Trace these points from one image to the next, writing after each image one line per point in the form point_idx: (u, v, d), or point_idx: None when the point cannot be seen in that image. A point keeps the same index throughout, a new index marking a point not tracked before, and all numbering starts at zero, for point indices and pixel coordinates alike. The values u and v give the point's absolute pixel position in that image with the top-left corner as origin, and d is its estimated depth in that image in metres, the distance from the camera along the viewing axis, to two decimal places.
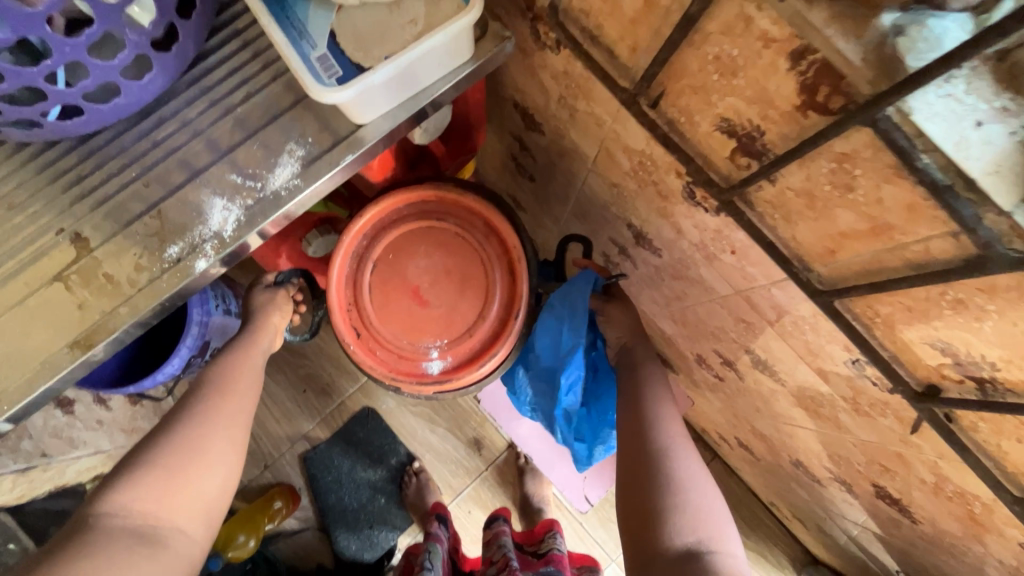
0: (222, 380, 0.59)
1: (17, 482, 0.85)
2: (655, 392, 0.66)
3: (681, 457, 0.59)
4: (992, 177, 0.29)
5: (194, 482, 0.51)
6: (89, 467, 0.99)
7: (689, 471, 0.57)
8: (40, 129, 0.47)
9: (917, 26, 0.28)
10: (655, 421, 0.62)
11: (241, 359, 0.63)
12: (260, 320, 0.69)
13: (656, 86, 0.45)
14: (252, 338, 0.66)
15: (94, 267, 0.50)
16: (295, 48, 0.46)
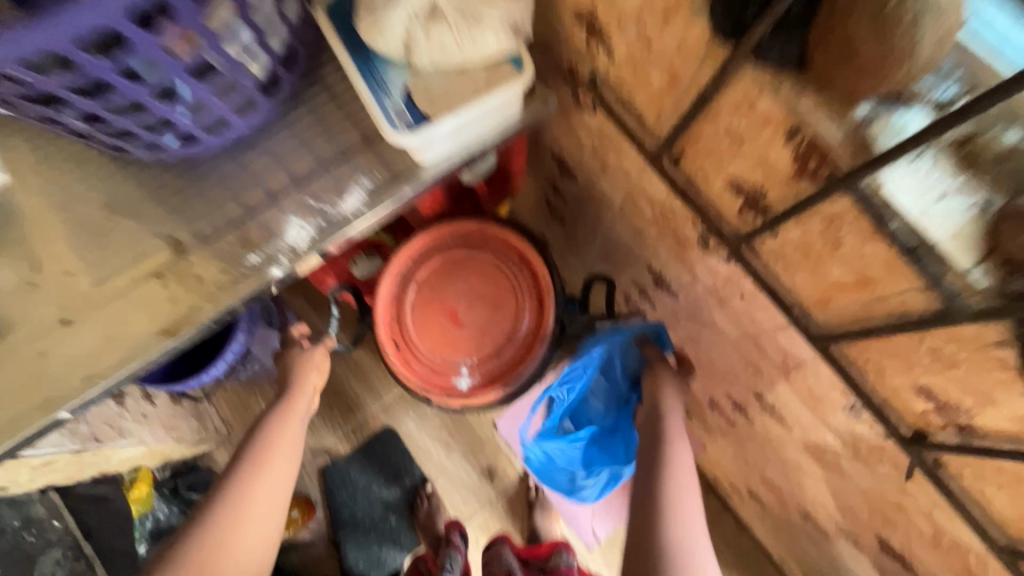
0: (254, 460, 0.64)
1: (70, 462, 0.92)
2: (677, 462, 0.65)
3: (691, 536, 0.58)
4: (952, 242, 0.35)
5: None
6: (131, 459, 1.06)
7: (696, 556, 0.56)
8: (161, 151, 0.58)
9: (885, 118, 0.36)
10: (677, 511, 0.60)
11: (281, 427, 0.68)
12: (299, 381, 0.74)
13: (677, 149, 0.53)
14: (289, 403, 0.71)
15: (187, 270, 0.60)
16: (376, 99, 0.55)
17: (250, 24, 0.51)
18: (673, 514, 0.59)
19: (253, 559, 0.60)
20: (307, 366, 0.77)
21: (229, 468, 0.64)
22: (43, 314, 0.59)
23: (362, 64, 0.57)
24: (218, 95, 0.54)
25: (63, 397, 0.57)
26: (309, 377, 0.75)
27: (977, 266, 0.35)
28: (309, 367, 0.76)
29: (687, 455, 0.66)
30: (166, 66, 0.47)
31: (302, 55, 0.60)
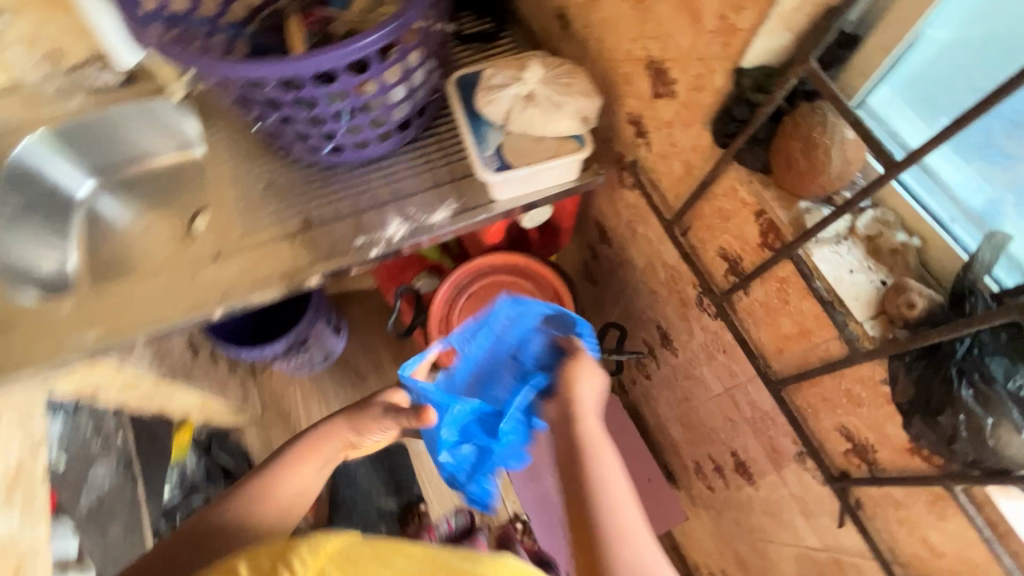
0: (251, 500, 0.60)
1: (148, 388, 1.07)
2: (595, 440, 0.58)
3: (636, 532, 0.51)
4: (853, 302, 0.50)
5: None
6: (186, 409, 1.21)
7: (635, 550, 0.50)
8: (319, 154, 0.81)
9: (814, 211, 0.53)
10: (603, 486, 0.53)
11: (286, 476, 0.62)
12: (339, 423, 0.66)
13: (685, 222, 0.71)
14: (313, 445, 0.64)
15: (310, 238, 0.80)
16: (477, 147, 0.78)
17: (405, 84, 0.75)
18: (609, 497, 0.52)
19: None
20: (353, 411, 0.67)
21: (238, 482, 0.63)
22: (203, 250, 0.82)
23: (472, 124, 0.80)
24: (371, 124, 0.78)
25: (205, 305, 0.78)
26: (343, 434, 0.66)
27: (868, 320, 0.50)
28: (357, 424, 0.66)
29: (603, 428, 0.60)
30: (350, 98, 0.71)
31: (430, 110, 0.84)
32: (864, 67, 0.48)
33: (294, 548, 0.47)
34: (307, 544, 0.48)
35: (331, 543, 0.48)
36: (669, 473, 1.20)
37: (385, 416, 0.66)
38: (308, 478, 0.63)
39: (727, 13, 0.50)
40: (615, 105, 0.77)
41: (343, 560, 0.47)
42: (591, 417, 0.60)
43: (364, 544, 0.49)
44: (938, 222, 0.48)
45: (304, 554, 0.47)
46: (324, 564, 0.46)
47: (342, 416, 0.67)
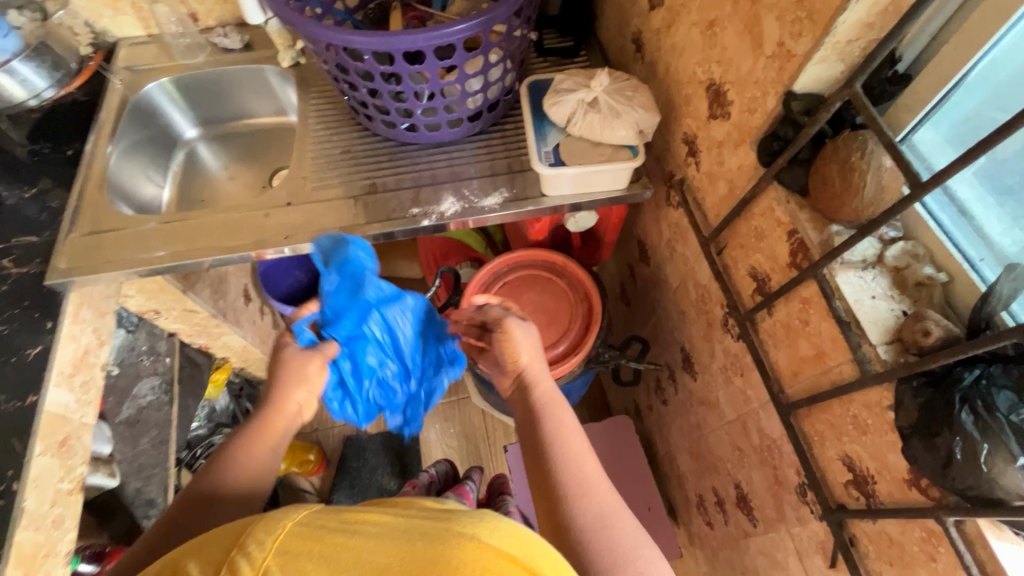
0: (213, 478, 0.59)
1: (199, 322, 1.16)
2: (551, 402, 0.66)
3: (595, 482, 0.58)
4: (869, 325, 0.52)
5: None
6: (227, 350, 1.30)
7: (596, 499, 0.56)
8: (395, 130, 0.90)
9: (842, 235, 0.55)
10: (556, 439, 0.61)
11: (251, 442, 0.63)
12: (278, 397, 0.66)
13: (721, 240, 0.73)
14: (261, 425, 0.64)
15: (371, 202, 0.88)
16: (537, 144, 0.83)
17: (482, 77, 0.82)
18: (566, 450, 0.60)
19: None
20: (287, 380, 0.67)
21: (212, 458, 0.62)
22: (277, 196, 0.90)
23: (536, 123, 0.86)
24: (445, 109, 0.85)
25: (270, 243, 0.86)
26: (291, 390, 0.67)
27: (882, 345, 0.51)
28: (298, 377, 0.67)
29: (559, 395, 0.69)
30: (432, 82, 0.79)
31: (501, 107, 0.91)
32: (911, 103, 0.51)
33: (250, 532, 0.38)
34: (264, 525, 0.39)
35: (293, 518, 0.39)
36: (670, 508, 1.18)
37: (313, 350, 0.69)
38: (273, 441, 0.64)
39: (786, 41, 0.54)
40: (672, 125, 0.81)
41: (306, 534, 0.38)
42: (544, 382, 0.69)
43: (329, 514, 0.41)
44: (967, 262, 0.49)
45: (261, 537, 0.38)
46: (285, 543, 0.37)
47: (282, 377, 0.67)
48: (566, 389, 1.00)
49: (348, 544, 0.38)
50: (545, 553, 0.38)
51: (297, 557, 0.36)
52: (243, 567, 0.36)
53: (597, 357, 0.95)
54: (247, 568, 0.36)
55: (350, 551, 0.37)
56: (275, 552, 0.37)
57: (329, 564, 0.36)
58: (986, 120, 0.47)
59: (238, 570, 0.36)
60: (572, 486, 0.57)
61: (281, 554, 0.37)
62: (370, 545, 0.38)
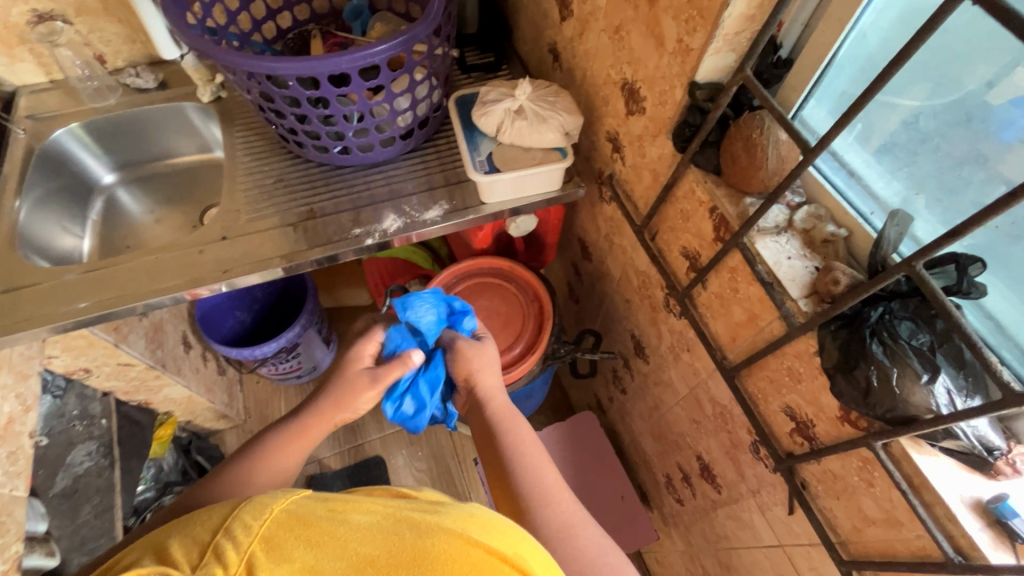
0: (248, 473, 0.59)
1: (137, 376, 1.09)
2: (506, 416, 0.68)
3: (555, 489, 0.59)
4: (789, 282, 0.57)
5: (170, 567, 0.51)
6: (171, 403, 1.22)
7: (559, 505, 0.57)
8: (327, 154, 0.90)
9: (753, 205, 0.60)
10: (512, 454, 0.63)
11: (283, 442, 0.63)
12: (326, 404, 0.66)
13: (653, 226, 0.78)
14: (306, 427, 0.65)
15: (311, 227, 0.87)
16: (470, 154, 0.87)
17: (409, 95, 0.84)
18: (524, 463, 0.62)
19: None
20: (338, 390, 0.67)
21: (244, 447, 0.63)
22: (210, 231, 0.88)
23: (467, 135, 0.89)
24: (376, 128, 0.86)
25: (206, 279, 0.83)
26: (341, 412, 0.67)
27: (802, 298, 0.56)
28: (349, 401, 0.67)
29: (513, 407, 0.71)
30: (360, 103, 0.80)
31: (432, 124, 0.93)
32: (795, 83, 0.57)
33: (235, 515, 0.40)
34: (251, 509, 0.40)
35: (281, 504, 0.41)
36: (642, 494, 1.21)
37: (374, 380, 0.68)
38: (308, 445, 0.65)
39: (684, 37, 0.60)
40: (596, 125, 0.86)
41: (294, 521, 0.40)
42: (498, 398, 0.71)
43: (318, 499, 0.42)
44: (861, 217, 0.55)
45: (247, 521, 0.39)
46: (270, 529, 0.39)
47: (333, 392, 0.67)
48: (528, 391, 1.01)
49: (337, 528, 0.39)
50: (538, 556, 0.40)
51: (284, 543, 0.38)
52: (227, 549, 0.37)
53: (553, 354, 0.98)
54: (232, 551, 0.37)
55: (337, 538, 0.39)
56: (261, 538, 0.38)
57: (317, 551, 0.38)
58: (853, 88, 0.54)
59: (222, 552, 0.37)
60: (534, 496, 0.58)
61: (266, 539, 0.38)
62: (357, 535, 0.39)
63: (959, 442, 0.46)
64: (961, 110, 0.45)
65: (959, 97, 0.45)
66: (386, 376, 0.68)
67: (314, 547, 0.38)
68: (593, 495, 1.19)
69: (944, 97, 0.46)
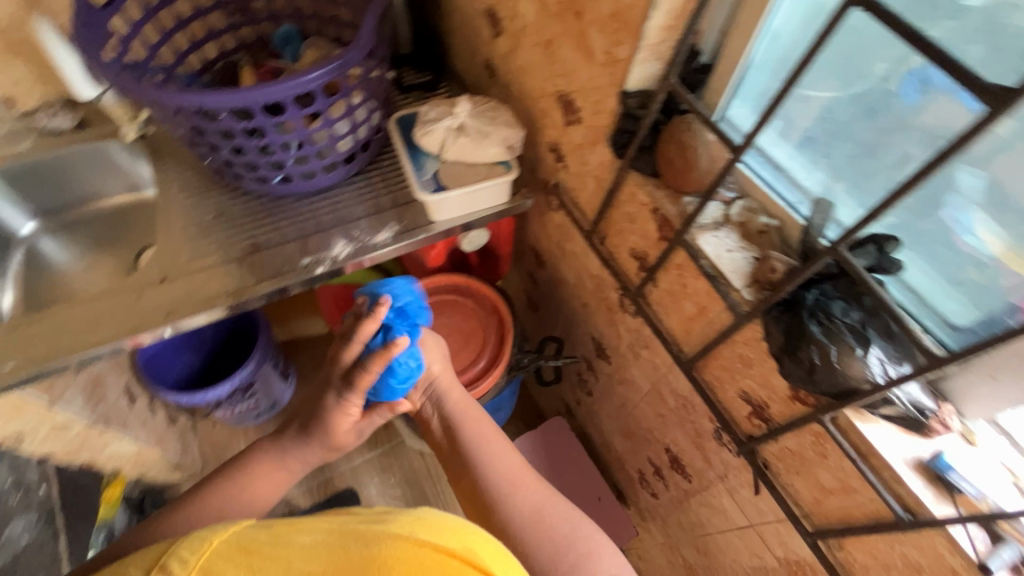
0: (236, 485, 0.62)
1: (77, 436, 1.02)
2: (466, 409, 0.69)
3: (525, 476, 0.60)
4: (731, 273, 0.60)
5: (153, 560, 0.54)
6: (118, 461, 1.15)
7: (528, 488, 0.59)
8: (267, 185, 0.87)
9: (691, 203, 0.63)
10: (477, 444, 0.63)
11: (261, 475, 0.64)
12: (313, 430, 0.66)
13: (601, 231, 0.81)
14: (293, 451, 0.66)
15: (257, 261, 0.85)
16: (415, 174, 0.87)
17: (348, 119, 0.83)
18: (488, 453, 0.62)
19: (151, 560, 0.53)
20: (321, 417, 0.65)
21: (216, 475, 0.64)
22: (148, 274, 0.84)
23: (411, 155, 0.89)
24: (317, 155, 0.85)
25: (147, 325, 0.79)
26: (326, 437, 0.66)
27: (745, 288, 0.59)
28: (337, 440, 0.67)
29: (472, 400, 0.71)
30: (298, 131, 0.79)
31: (374, 146, 0.93)
32: (717, 86, 0.61)
33: (172, 551, 0.39)
34: (188, 544, 0.39)
35: (220, 536, 0.40)
36: (618, 492, 1.23)
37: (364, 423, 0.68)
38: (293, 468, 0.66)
39: (611, 49, 0.62)
40: (537, 137, 0.88)
41: (233, 550, 0.39)
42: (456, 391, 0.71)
43: (260, 527, 0.42)
44: (789, 206, 0.59)
45: (184, 555, 0.38)
46: (209, 560, 0.38)
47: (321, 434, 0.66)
48: (496, 404, 1.01)
49: (279, 549, 0.39)
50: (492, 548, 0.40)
51: (222, 571, 0.37)
52: None
53: (518, 364, 0.98)
54: None
55: (279, 560, 0.38)
56: (199, 569, 0.38)
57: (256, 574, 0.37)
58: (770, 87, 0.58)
59: None
60: (502, 483, 0.59)
61: (205, 570, 0.37)
62: (302, 554, 0.38)
63: (896, 408, 0.50)
64: (865, 102, 0.49)
65: (864, 91, 0.49)
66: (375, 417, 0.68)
67: (253, 572, 0.37)
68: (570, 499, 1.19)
69: (849, 90, 0.50)
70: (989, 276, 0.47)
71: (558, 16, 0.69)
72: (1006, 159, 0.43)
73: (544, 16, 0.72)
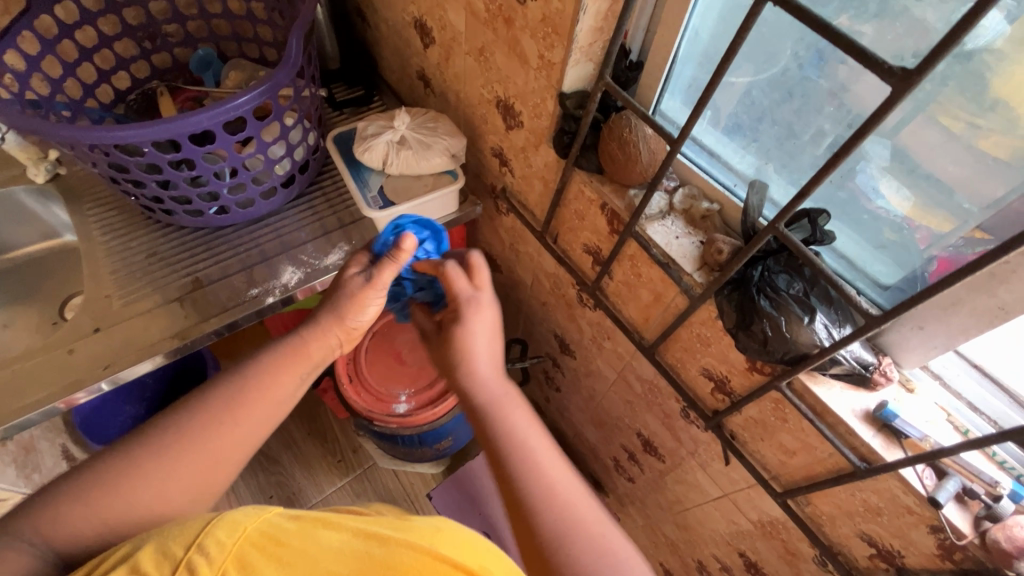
0: (241, 390, 0.51)
1: None
2: (503, 403, 0.54)
3: (578, 524, 0.45)
4: (681, 257, 0.63)
5: (157, 482, 0.46)
6: None
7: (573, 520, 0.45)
8: (202, 217, 0.83)
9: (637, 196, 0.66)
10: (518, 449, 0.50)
11: (271, 374, 0.53)
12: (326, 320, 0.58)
13: (553, 230, 0.82)
14: (302, 346, 0.56)
15: (200, 297, 0.80)
16: (360, 191, 0.85)
17: (283, 142, 0.81)
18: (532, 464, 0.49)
19: (155, 479, 0.46)
20: (336, 306, 0.58)
21: (177, 409, 0.50)
22: (79, 324, 0.78)
23: (353, 171, 0.87)
24: (253, 182, 0.81)
25: (85, 380, 0.73)
26: (336, 326, 0.58)
27: (696, 271, 0.62)
28: (344, 313, 0.58)
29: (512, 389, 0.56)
30: (231, 157, 0.75)
31: (312, 167, 0.90)
32: (649, 82, 0.64)
33: (208, 529, 0.40)
34: (224, 525, 0.40)
35: (253, 523, 0.41)
36: (596, 482, 1.25)
37: (370, 280, 0.58)
38: (309, 363, 0.56)
39: (544, 52, 0.64)
40: (479, 144, 0.89)
41: (264, 539, 0.41)
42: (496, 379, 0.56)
43: (290, 517, 0.43)
44: (727, 190, 0.62)
45: (220, 537, 0.39)
46: (243, 548, 0.40)
47: (328, 309, 0.58)
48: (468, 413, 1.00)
49: (307, 549, 0.41)
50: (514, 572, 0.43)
51: (254, 563, 0.39)
52: (200, 567, 0.38)
53: None
54: (206, 568, 0.38)
55: (306, 558, 0.40)
56: (233, 557, 0.39)
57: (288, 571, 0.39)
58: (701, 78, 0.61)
59: (194, 569, 0.37)
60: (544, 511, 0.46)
61: (240, 557, 0.39)
62: (332, 556, 0.41)
63: (843, 366, 0.54)
64: (785, 89, 0.53)
65: (780, 78, 0.53)
66: (385, 275, 0.58)
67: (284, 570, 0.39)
68: None
69: (769, 79, 0.54)
70: (907, 236, 0.52)
71: (488, 24, 0.70)
72: (912, 130, 0.48)
73: (474, 24, 0.72)
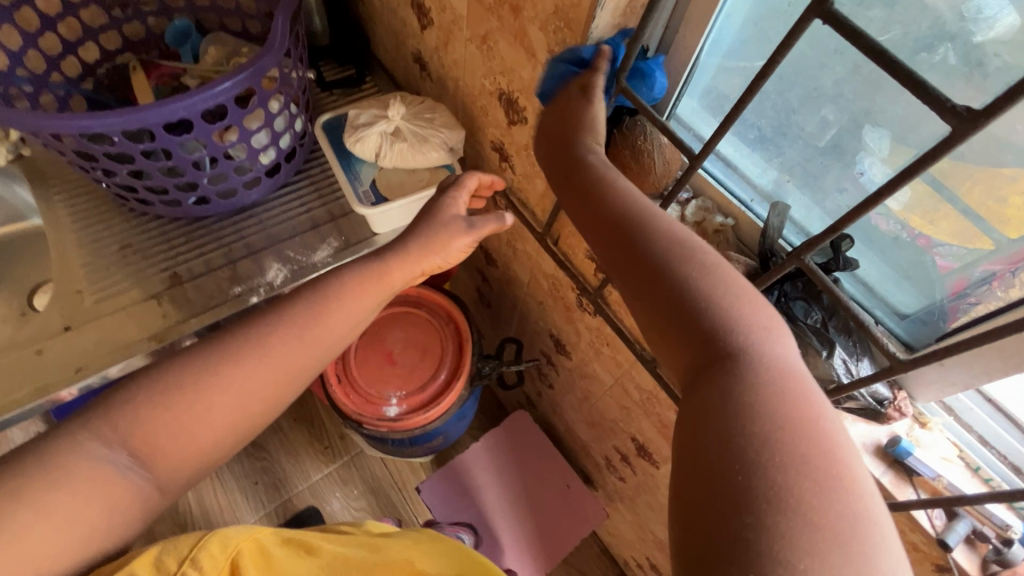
0: (312, 314, 0.50)
1: None
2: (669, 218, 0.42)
3: (757, 368, 0.35)
4: None
5: (224, 389, 0.46)
6: None
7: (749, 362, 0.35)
8: (180, 208, 0.77)
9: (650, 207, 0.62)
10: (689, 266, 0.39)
11: (347, 297, 0.52)
12: (413, 245, 0.55)
13: (555, 232, 0.78)
14: (384, 268, 0.53)
15: (180, 294, 0.76)
16: (351, 185, 0.80)
17: (268, 129, 0.74)
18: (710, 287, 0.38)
19: (225, 386, 0.46)
20: (429, 233, 0.55)
21: (255, 321, 0.49)
22: (50, 321, 0.73)
23: (344, 163, 0.82)
24: (234, 172, 0.76)
25: (58, 383, 0.70)
26: (428, 256, 0.55)
27: None
28: (436, 247, 0.55)
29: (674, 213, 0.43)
30: (211, 146, 0.70)
31: (299, 155, 0.84)
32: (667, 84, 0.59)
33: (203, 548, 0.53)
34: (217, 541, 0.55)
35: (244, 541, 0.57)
36: (586, 477, 1.24)
37: (469, 229, 0.56)
38: (387, 289, 0.54)
39: (554, 48, 0.59)
40: (478, 135, 0.83)
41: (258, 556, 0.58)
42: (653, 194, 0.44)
43: (280, 543, 0.62)
44: (744, 205, 0.59)
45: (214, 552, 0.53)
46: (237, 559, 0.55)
47: (423, 234, 0.55)
48: (461, 413, 0.98)
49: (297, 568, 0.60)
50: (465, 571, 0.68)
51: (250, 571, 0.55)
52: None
53: (479, 373, 0.95)
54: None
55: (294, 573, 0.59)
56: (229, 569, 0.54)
57: None
58: (731, 81, 0.56)
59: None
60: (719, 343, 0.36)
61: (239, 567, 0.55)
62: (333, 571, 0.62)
63: (857, 401, 0.52)
64: (818, 103, 0.49)
65: (814, 92, 0.49)
66: (485, 233, 0.56)
67: None
68: (541, 490, 1.20)
69: (805, 90, 0.49)
70: (930, 266, 0.50)
71: (493, 10, 0.64)
72: None
73: (477, 9, 0.66)
